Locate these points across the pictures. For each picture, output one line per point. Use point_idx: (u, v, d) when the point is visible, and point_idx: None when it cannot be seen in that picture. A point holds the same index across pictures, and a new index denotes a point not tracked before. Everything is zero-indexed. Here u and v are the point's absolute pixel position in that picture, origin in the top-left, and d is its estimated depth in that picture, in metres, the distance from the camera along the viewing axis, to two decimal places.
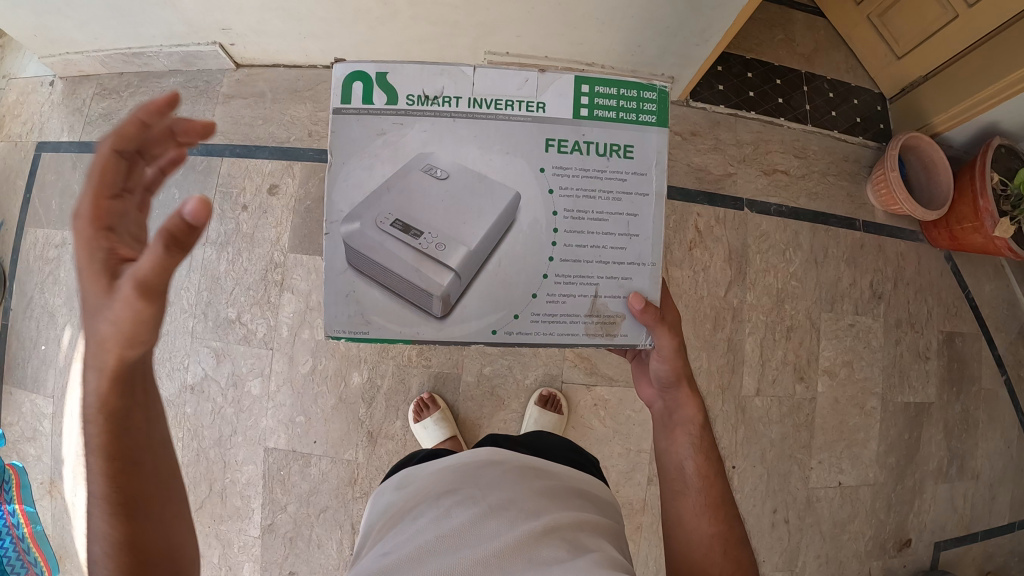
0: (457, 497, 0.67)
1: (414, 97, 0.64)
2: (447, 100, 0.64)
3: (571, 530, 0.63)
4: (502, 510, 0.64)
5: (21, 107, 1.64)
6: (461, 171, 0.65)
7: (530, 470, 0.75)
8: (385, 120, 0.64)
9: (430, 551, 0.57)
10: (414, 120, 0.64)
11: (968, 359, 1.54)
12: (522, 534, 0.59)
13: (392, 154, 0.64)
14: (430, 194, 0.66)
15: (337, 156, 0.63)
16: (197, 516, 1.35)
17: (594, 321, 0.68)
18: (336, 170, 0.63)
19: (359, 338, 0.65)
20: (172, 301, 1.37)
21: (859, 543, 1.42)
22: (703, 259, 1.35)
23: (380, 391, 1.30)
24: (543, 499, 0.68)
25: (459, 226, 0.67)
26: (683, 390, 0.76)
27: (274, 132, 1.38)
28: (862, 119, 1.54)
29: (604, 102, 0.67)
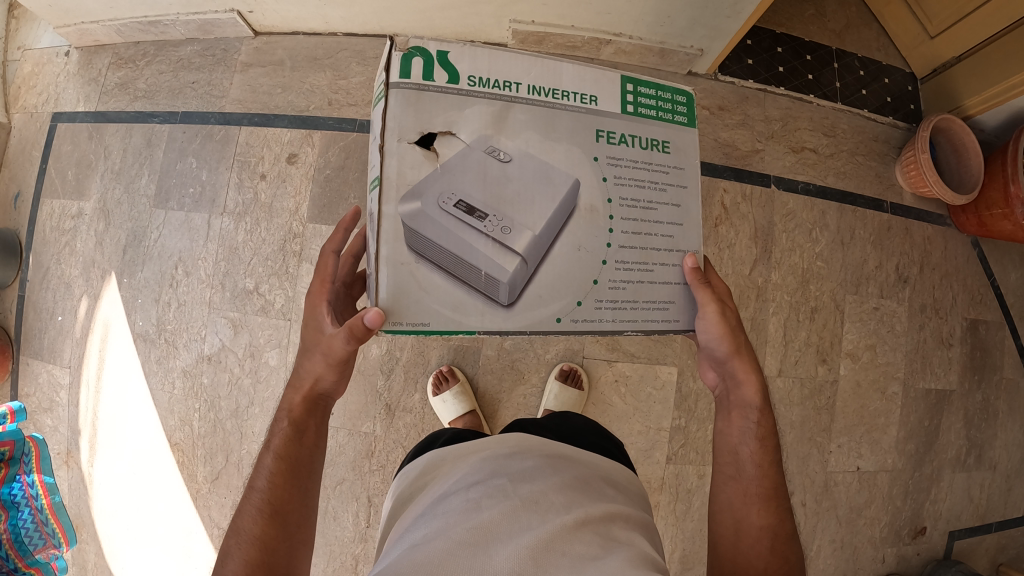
0: (484, 485, 0.63)
1: None
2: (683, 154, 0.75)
3: (604, 525, 0.59)
4: (534, 503, 0.60)
5: (36, 78, 1.63)
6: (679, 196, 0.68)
7: (558, 459, 0.72)
8: None
9: (456, 544, 0.52)
10: None
11: (991, 348, 1.51)
12: (554, 528, 0.55)
13: None
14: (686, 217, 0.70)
15: None
16: (213, 487, 1.35)
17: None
18: None
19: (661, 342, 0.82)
20: (190, 272, 1.37)
21: (874, 529, 1.40)
22: (728, 237, 1.32)
23: (398, 363, 1.29)
24: (574, 492, 0.64)
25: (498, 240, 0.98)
26: (738, 364, 0.72)
27: (293, 101, 1.36)
28: (893, 99, 1.49)
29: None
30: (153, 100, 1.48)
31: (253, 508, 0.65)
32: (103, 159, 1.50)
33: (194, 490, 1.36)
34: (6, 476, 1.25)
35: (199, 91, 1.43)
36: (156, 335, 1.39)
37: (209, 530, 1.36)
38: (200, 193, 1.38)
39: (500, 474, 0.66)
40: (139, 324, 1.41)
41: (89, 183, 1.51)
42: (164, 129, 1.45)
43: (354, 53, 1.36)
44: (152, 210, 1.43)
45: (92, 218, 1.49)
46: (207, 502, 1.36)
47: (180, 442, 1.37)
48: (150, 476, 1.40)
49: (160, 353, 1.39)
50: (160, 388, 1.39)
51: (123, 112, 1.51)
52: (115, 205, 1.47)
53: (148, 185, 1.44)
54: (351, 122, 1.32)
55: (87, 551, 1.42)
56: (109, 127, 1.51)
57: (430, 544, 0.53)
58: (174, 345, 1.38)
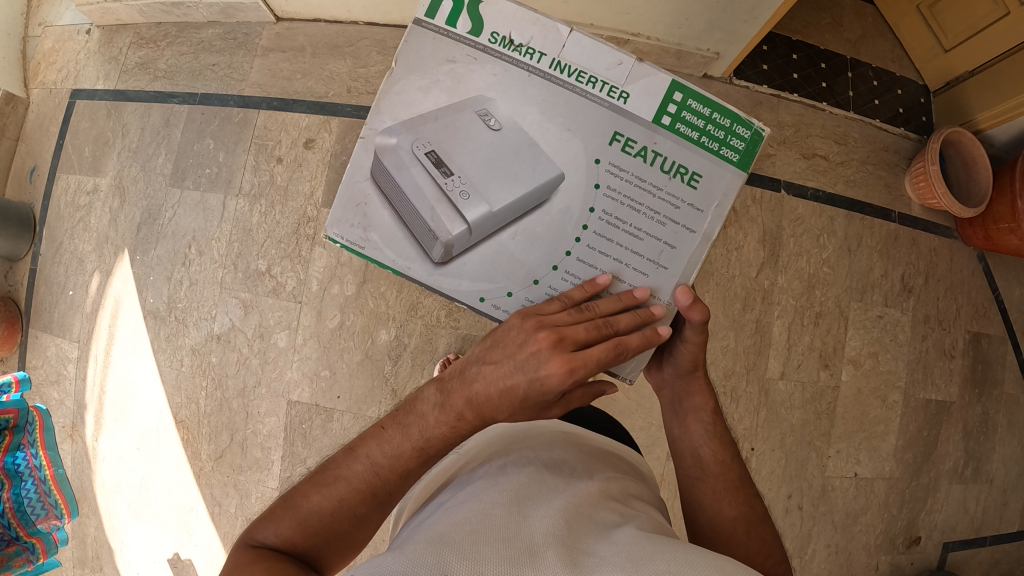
0: (508, 455, 0.65)
1: (497, 37, 0.63)
2: (530, 52, 0.63)
3: (622, 495, 0.61)
4: (557, 472, 0.61)
5: (57, 55, 1.64)
6: (514, 127, 0.64)
7: (572, 433, 0.75)
8: (460, 49, 0.63)
9: (489, 505, 0.53)
10: (488, 60, 0.63)
11: (993, 362, 1.52)
12: (578, 494, 0.56)
13: (453, 85, 0.63)
14: (476, 140, 0.64)
15: (403, 66, 0.63)
16: (217, 465, 1.36)
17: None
18: (395, 81, 0.63)
19: (353, 250, 0.65)
20: (203, 251, 1.38)
21: (869, 536, 1.41)
22: (737, 239, 1.34)
23: (406, 350, 1.29)
24: (591, 463, 0.66)
25: (490, 182, 0.66)
26: (697, 379, 0.73)
27: (312, 87, 1.38)
28: (905, 110, 1.50)
29: (693, 118, 0.64)
30: (173, 81, 1.49)
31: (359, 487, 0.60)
32: (121, 137, 1.52)
33: (197, 468, 1.38)
34: (8, 445, 1.25)
35: (220, 73, 1.45)
36: (166, 313, 1.40)
37: (211, 509, 1.37)
38: (216, 174, 1.39)
39: (524, 444, 0.67)
40: (151, 300, 1.42)
41: (106, 160, 1.53)
42: (183, 110, 1.46)
43: (375, 42, 1.37)
44: (168, 188, 1.44)
45: (107, 194, 1.51)
46: (210, 480, 1.37)
47: (185, 420, 1.38)
48: (156, 452, 1.41)
49: (170, 330, 1.40)
50: (167, 365, 1.40)
51: (143, 91, 1.52)
52: (131, 182, 1.49)
53: (165, 164, 1.46)
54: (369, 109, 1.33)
55: (87, 524, 1.44)
56: (128, 106, 1.53)
57: (462, 508, 0.54)
58: (184, 322, 1.39)
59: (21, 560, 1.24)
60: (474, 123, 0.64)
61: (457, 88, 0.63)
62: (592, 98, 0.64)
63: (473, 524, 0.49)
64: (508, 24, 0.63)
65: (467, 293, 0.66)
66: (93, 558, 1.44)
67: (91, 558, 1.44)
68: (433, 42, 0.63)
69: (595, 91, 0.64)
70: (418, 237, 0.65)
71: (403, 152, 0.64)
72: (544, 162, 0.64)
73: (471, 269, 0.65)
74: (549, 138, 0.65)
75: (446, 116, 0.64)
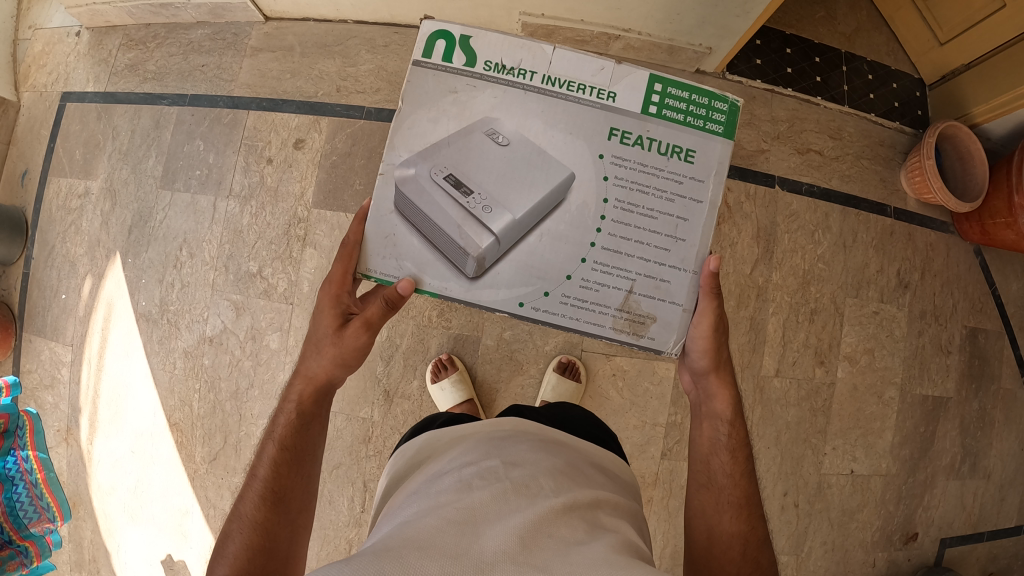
0: (477, 465, 0.65)
1: (491, 65, 0.67)
2: (522, 73, 0.67)
3: (591, 512, 0.60)
4: (524, 486, 0.61)
5: (47, 58, 1.63)
6: (522, 139, 0.68)
7: (550, 444, 0.74)
8: (459, 80, 0.67)
9: (445, 521, 0.53)
10: (487, 84, 0.67)
11: (989, 357, 1.51)
12: (542, 511, 0.56)
13: (459, 112, 0.67)
14: (488, 155, 0.68)
15: (409, 104, 0.67)
16: (211, 468, 1.36)
17: (623, 316, 0.67)
18: (404, 118, 0.67)
19: (390, 280, 0.68)
20: (194, 253, 1.37)
21: (866, 533, 1.41)
22: (731, 235, 1.32)
23: (398, 350, 1.27)
24: (564, 477, 0.65)
25: (508, 192, 0.68)
26: (714, 379, 0.76)
27: (302, 86, 1.36)
28: (900, 104, 1.49)
29: (675, 104, 0.68)
30: (162, 82, 1.48)
31: (256, 495, 0.70)
32: (111, 139, 1.51)
33: (191, 470, 1.37)
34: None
35: (209, 74, 1.44)
36: (158, 316, 1.40)
37: (206, 511, 1.37)
38: (206, 175, 1.39)
39: (494, 455, 0.67)
40: (142, 303, 1.41)
41: (97, 163, 1.52)
42: (173, 111, 1.45)
43: (364, 41, 1.35)
44: (158, 190, 1.43)
45: (98, 197, 1.50)
46: (204, 483, 1.36)
47: (179, 423, 1.38)
48: (151, 457, 1.40)
49: (163, 333, 1.39)
50: (160, 367, 1.39)
51: (133, 93, 1.51)
52: (122, 184, 1.48)
53: (155, 165, 1.45)
54: (359, 108, 1.32)
55: (84, 528, 1.44)
56: (118, 108, 1.52)
57: (419, 523, 0.54)
58: (176, 325, 1.38)
59: (15, 563, 1.25)
60: (484, 143, 0.68)
61: (459, 112, 0.67)
62: (584, 103, 0.68)
63: (425, 540, 0.49)
64: (499, 53, 0.67)
65: (505, 301, 0.67)
66: (89, 562, 1.43)
67: (88, 561, 1.43)
68: (434, 78, 0.68)
69: (587, 96, 0.68)
70: (450, 257, 0.67)
71: (423, 180, 0.67)
72: (552, 165, 0.67)
73: (505, 277, 0.67)
74: (554, 144, 0.68)
75: (458, 141, 0.68)
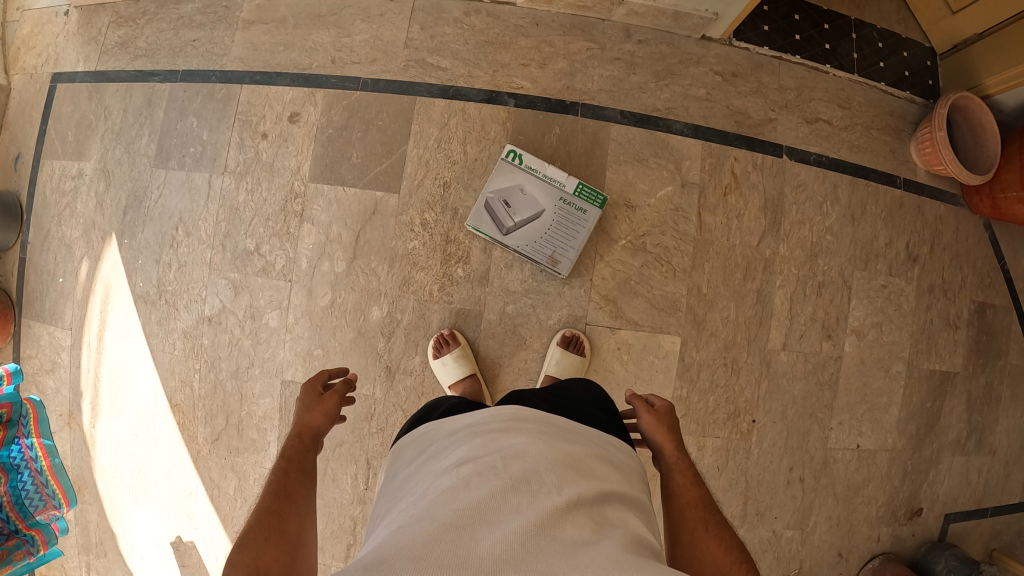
0: (474, 463, 0.66)
1: (527, 164, 1.20)
2: (535, 170, 1.20)
3: (597, 507, 0.62)
4: (524, 483, 0.62)
5: (36, 39, 1.59)
6: (534, 197, 1.20)
7: (553, 434, 0.74)
8: (517, 169, 1.20)
9: (443, 526, 0.55)
10: (524, 174, 1.20)
11: (997, 333, 1.49)
12: (543, 513, 0.58)
13: (513, 180, 1.20)
14: (517, 198, 1.19)
15: (495, 172, 1.21)
16: (213, 448, 1.35)
17: (548, 260, 1.20)
18: (494, 174, 1.21)
19: (473, 230, 1.22)
20: (190, 232, 1.35)
21: (871, 508, 1.40)
22: (738, 206, 1.28)
23: (399, 326, 1.25)
24: (567, 469, 0.66)
25: (524, 210, 1.18)
26: (652, 423, 0.88)
27: (296, 58, 1.33)
28: (910, 74, 1.45)
29: (589, 193, 1.19)
30: (153, 59, 1.45)
31: (242, 536, 0.67)
32: (103, 119, 1.48)
33: (194, 451, 1.37)
34: (3, 438, 1.26)
35: (201, 49, 1.40)
36: (156, 296, 1.38)
37: (209, 491, 1.36)
38: (201, 153, 1.36)
39: (493, 449, 0.68)
40: (140, 285, 1.40)
41: (90, 144, 1.49)
42: (165, 88, 1.42)
43: (359, 10, 1.30)
44: (153, 169, 1.40)
45: (92, 178, 1.48)
46: (208, 463, 1.36)
47: (180, 403, 1.37)
48: (151, 448, 1.40)
49: (161, 314, 1.38)
50: (160, 348, 1.38)
51: (123, 72, 1.48)
52: (115, 165, 1.45)
53: (149, 145, 1.42)
54: (355, 80, 1.28)
55: (89, 512, 1.44)
56: (109, 87, 1.49)
57: (417, 527, 0.56)
58: (175, 306, 1.36)
59: (21, 552, 1.24)
60: (517, 194, 1.19)
61: (512, 179, 1.20)
62: (550, 184, 1.20)
63: (420, 547, 0.51)
64: (534, 162, 1.19)
65: (510, 247, 1.21)
66: (96, 545, 1.44)
67: (96, 544, 1.44)
68: (508, 169, 1.20)
69: (547, 176, 1.20)
70: (493, 222, 1.20)
71: (492, 199, 1.19)
72: (537, 205, 1.19)
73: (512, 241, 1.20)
74: (540, 200, 1.20)
75: (508, 188, 1.20)
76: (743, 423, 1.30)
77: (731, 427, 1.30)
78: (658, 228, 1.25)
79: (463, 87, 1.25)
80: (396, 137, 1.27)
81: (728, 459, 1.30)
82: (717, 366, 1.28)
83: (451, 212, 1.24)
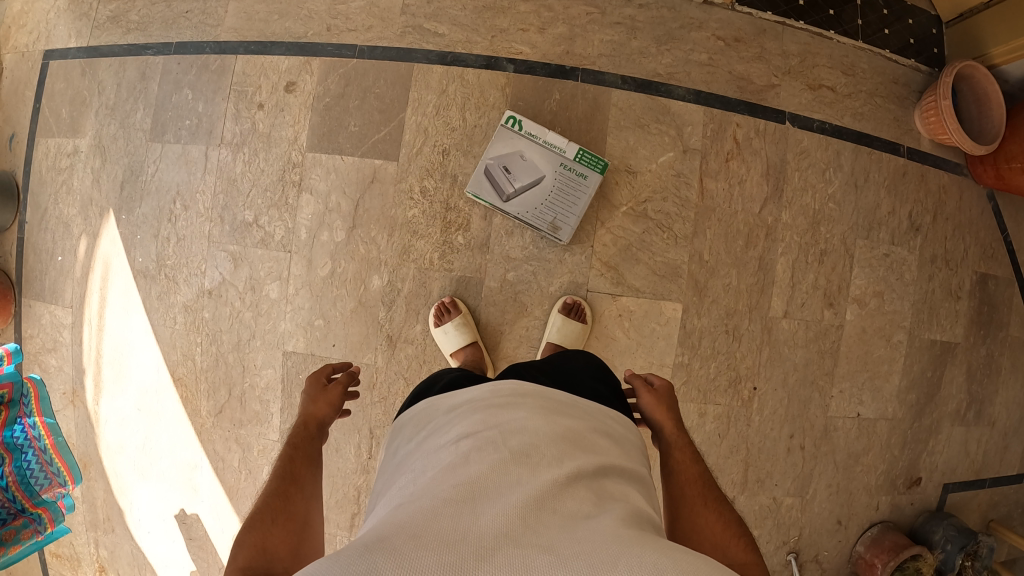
0: (473, 438, 0.66)
1: (527, 130, 1.19)
2: (534, 136, 1.19)
3: (597, 481, 0.63)
4: (524, 457, 0.62)
5: (26, 16, 1.56)
6: (534, 163, 1.19)
7: (552, 409, 0.74)
8: (516, 135, 1.19)
9: (443, 501, 0.55)
10: (523, 140, 1.19)
11: (999, 304, 1.49)
12: (543, 486, 0.58)
13: (512, 146, 1.19)
14: (517, 164, 1.18)
15: (494, 139, 1.20)
16: (217, 421, 1.36)
17: (549, 226, 1.20)
18: (493, 141, 1.20)
19: (473, 198, 1.21)
20: (188, 206, 1.34)
21: (871, 476, 1.41)
22: (739, 172, 1.27)
23: (400, 295, 1.25)
24: (566, 443, 0.66)
25: (524, 176, 1.18)
26: (654, 406, 0.90)
27: (291, 27, 1.30)
28: (916, 41, 1.42)
29: (589, 158, 1.18)
30: (146, 32, 1.42)
31: (251, 515, 0.68)
32: (97, 95, 1.46)
33: (198, 424, 1.37)
34: (5, 418, 1.27)
35: (194, 20, 1.38)
36: (156, 271, 1.38)
37: (214, 464, 1.37)
38: (197, 125, 1.34)
39: (492, 424, 0.68)
40: (139, 261, 1.39)
41: (84, 120, 1.47)
42: (158, 61, 1.40)
43: None
44: (149, 144, 1.39)
45: (88, 155, 1.46)
46: (212, 436, 1.37)
47: (183, 377, 1.37)
48: (155, 426, 1.41)
49: (161, 289, 1.37)
50: (161, 323, 1.38)
51: (116, 46, 1.46)
52: (111, 140, 1.44)
53: (144, 119, 1.40)
54: (352, 47, 1.26)
55: (95, 488, 1.45)
56: (102, 62, 1.46)
57: (417, 503, 0.56)
58: (174, 280, 1.36)
59: (30, 531, 1.26)
60: (517, 161, 1.19)
61: (511, 146, 1.19)
62: (549, 150, 1.19)
63: (420, 522, 0.51)
64: (534, 127, 1.18)
65: (510, 214, 1.21)
66: (103, 521, 1.45)
67: (103, 521, 1.46)
68: (507, 135, 1.19)
69: (547, 142, 1.19)
70: (494, 189, 1.19)
71: (492, 165, 1.18)
72: (537, 172, 1.18)
73: (512, 207, 1.19)
74: (540, 166, 1.19)
75: (507, 154, 1.19)
76: (744, 390, 1.31)
77: (733, 394, 1.31)
78: (659, 194, 1.24)
79: (461, 53, 1.24)
80: (393, 105, 1.25)
81: (728, 426, 1.31)
82: (718, 333, 1.28)
83: (451, 179, 1.23)
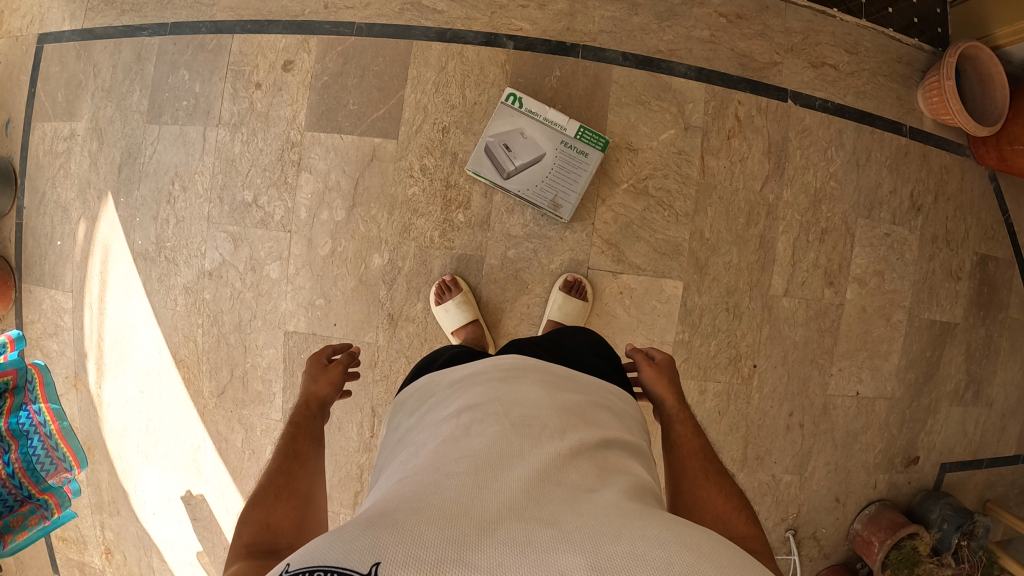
0: (475, 412, 0.66)
1: (527, 108, 1.18)
2: (535, 113, 1.18)
3: (598, 453, 0.63)
4: (526, 430, 0.62)
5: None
6: (534, 141, 1.18)
7: (553, 384, 0.75)
8: (516, 113, 1.18)
9: (446, 473, 0.55)
10: (524, 118, 1.18)
11: (999, 285, 1.49)
12: (546, 459, 0.58)
13: (512, 124, 1.19)
14: (517, 142, 1.18)
15: (495, 116, 1.19)
16: (219, 402, 1.37)
17: (550, 203, 1.20)
18: (493, 119, 1.19)
19: (474, 175, 1.21)
20: (187, 187, 1.34)
21: (869, 454, 1.43)
22: (741, 150, 1.27)
23: (400, 273, 1.25)
24: (567, 417, 0.67)
25: (524, 154, 1.17)
26: (655, 380, 0.90)
27: (287, 5, 1.29)
28: (920, 20, 1.40)
29: (590, 136, 1.17)
30: (141, 13, 1.41)
31: (254, 493, 0.69)
32: (93, 77, 1.45)
33: (200, 406, 1.38)
34: (11, 405, 1.27)
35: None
36: (155, 254, 1.37)
37: (218, 445, 1.38)
38: (194, 106, 1.33)
39: (493, 398, 0.68)
40: (139, 243, 1.39)
41: (80, 103, 1.46)
42: (154, 42, 1.39)
43: None
44: (146, 125, 1.38)
45: (85, 138, 1.45)
46: (214, 417, 1.38)
47: (185, 358, 1.38)
48: (158, 410, 1.41)
49: (161, 271, 1.37)
50: (162, 305, 1.38)
51: (111, 28, 1.44)
52: (108, 123, 1.43)
53: (140, 100, 1.39)
54: (349, 25, 1.25)
55: (100, 471, 1.47)
56: (97, 44, 1.45)
57: (420, 476, 0.56)
58: (174, 262, 1.36)
59: (37, 516, 1.29)
60: (518, 138, 1.18)
61: (511, 124, 1.19)
62: (550, 128, 1.18)
63: (424, 493, 0.51)
64: (534, 105, 1.18)
65: (511, 192, 1.20)
66: (109, 503, 1.47)
67: (108, 503, 1.47)
68: (508, 113, 1.19)
69: (548, 120, 1.18)
70: (494, 167, 1.18)
71: (492, 143, 1.18)
72: (537, 149, 1.18)
73: (513, 185, 1.19)
74: (541, 143, 1.19)
75: (507, 132, 1.18)
76: (744, 367, 1.31)
77: (733, 372, 1.31)
78: (660, 171, 1.24)
79: (460, 30, 1.22)
80: (392, 83, 1.24)
81: (728, 403, 1.32)
82: (718, 311, 1.28)
83: (451, 156, 1.23)
